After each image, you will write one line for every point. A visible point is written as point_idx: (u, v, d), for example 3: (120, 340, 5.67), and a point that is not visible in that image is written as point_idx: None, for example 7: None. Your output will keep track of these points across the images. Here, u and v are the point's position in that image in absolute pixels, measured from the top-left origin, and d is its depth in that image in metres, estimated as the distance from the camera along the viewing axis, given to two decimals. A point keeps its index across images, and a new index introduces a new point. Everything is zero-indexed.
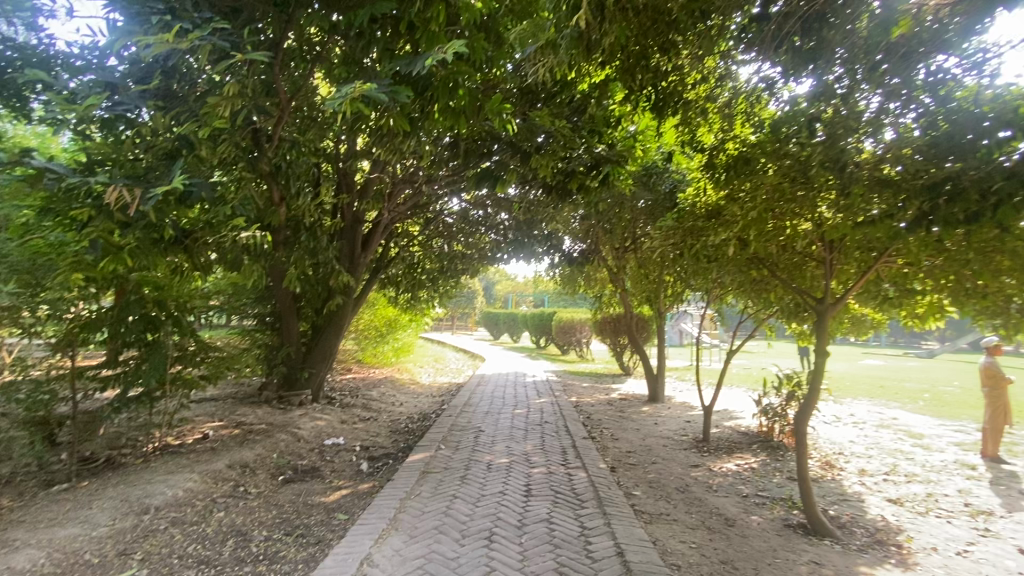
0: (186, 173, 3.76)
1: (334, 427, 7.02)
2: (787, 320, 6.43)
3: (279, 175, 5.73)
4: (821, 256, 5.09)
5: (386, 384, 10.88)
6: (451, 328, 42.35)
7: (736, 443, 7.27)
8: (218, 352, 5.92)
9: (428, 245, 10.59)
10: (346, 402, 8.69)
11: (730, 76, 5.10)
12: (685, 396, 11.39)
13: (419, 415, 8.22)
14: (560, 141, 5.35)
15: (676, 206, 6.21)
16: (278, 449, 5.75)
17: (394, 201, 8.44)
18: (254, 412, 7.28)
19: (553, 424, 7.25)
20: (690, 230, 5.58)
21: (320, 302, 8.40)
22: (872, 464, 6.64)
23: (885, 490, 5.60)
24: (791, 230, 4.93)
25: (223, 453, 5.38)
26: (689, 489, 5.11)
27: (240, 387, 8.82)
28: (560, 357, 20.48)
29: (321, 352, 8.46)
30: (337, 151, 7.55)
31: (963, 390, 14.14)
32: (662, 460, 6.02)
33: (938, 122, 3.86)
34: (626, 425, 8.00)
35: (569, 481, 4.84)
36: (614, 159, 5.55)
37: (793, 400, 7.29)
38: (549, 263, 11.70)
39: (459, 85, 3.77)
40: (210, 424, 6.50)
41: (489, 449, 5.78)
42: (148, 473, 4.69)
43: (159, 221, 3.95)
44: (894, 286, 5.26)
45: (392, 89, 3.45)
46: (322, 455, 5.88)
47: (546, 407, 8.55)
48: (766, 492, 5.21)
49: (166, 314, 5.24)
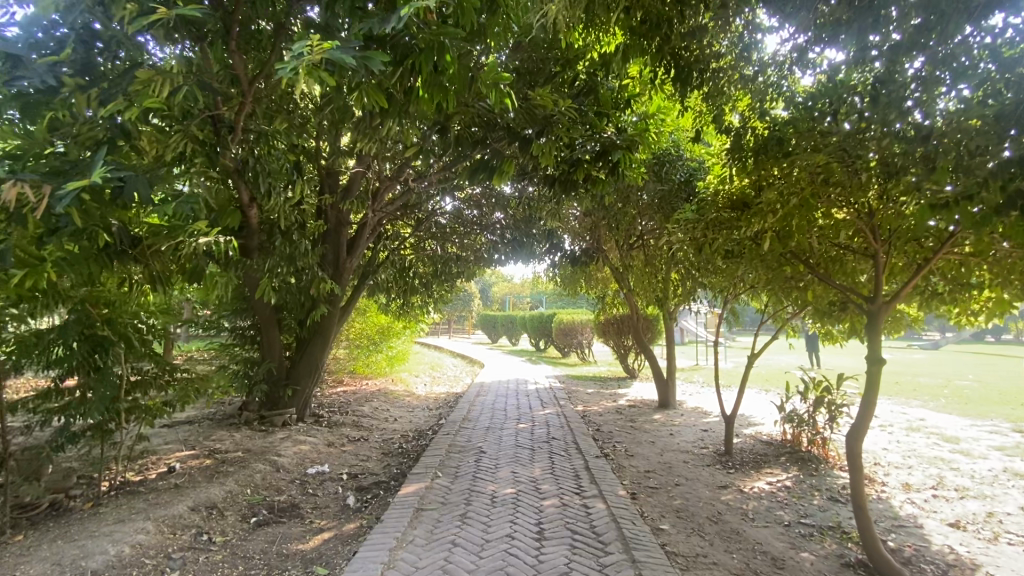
0: (116, 166, 3.08)
1: (319, 451, 6.34)
2: (818, 321, 5.81)
3: (246, 173, 5.07)
4: (867, 249, 4.48)
5: (379, 397, 10.20)
6: (448, 332, 41.71)
7: (762, 455, 6.64)
8: (184, 374, 5.23)
9: (421, 247, 9.96)
10: (335, 421, 8.01)
11: (755, 47, 4.45)
12: (696, 401, 10.75)
13: (415, 433, 7.55)
14: (563, 125, 4.71)
15: (694, 197, 5.62)
16: (254, 484, 5.07)
17: (381, 200, 7.82)
18: (231, 438, 6.58)
19: (562, 440, 6.61)
20: (715, 222, 4.97)
21: (303, 312, 7.73)
22: (915, 476, 6.03)
23: (940, 511, 4.97)
24: (830, 218, 4.37)
25: (187, 491, 4.69)
26: (723, 519, 4.46)
27: (219, 408, 8.12)
28: (561, 360, 19.85)
29: (306, 367, 7.80)
30: (317, 147, 6.92)
31: (981, 385, 13.54)
32: (687, 481, 5.38)
33: (1004, 90, 3.19)
34: (639, 437, 7.35)
35: (586, 516, 4.17)
36: (625, 145, 4.89)
37: (822, 407, 6.63)
38: (548, 263, 11.10)
39: (447, 52, 3.11)
40: (179, 454, 5.80)
41: (493, 476, 5.12)
42: (94, 523, 3.99)
43: (88, 226, 3.26)
44: (943, 280, 4.65)
45: (363, 54, 2.75)
46: (304, 488, 5.20)
47: (552, 419, 7.91)
48: (810, 518, 4.57)
49: (117, 336, 4.56)
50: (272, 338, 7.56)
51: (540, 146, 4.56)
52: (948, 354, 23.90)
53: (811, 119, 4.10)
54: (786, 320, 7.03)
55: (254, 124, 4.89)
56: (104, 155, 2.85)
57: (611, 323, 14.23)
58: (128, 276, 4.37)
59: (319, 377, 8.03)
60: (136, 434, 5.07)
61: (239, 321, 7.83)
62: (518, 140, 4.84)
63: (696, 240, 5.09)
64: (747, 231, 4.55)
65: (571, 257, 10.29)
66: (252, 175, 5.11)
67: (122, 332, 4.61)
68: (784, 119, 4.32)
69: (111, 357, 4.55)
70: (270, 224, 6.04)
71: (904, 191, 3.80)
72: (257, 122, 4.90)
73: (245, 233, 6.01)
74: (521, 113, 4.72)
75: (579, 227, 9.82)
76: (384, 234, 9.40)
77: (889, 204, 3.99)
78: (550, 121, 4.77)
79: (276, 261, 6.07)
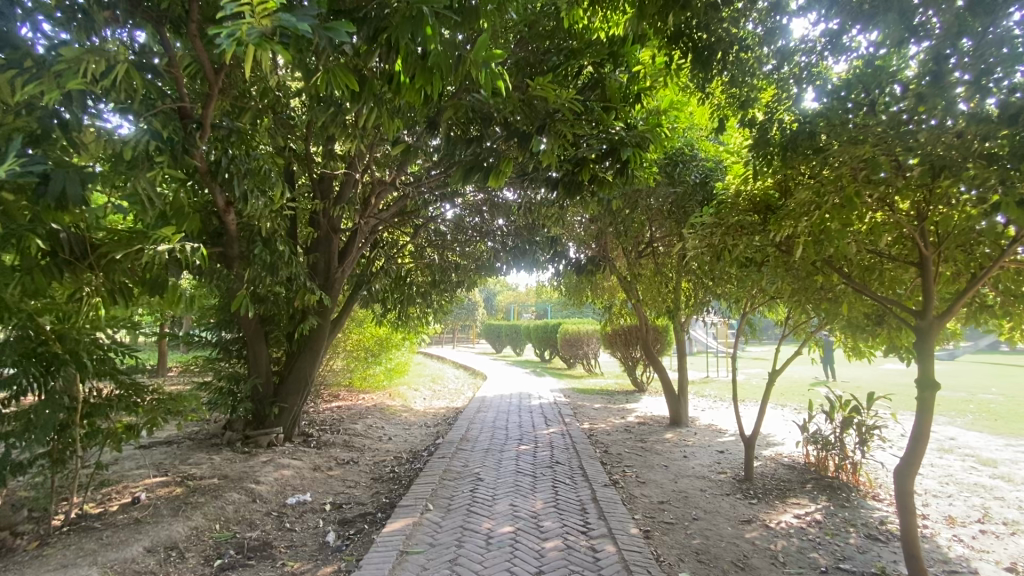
0: (41, 161, 2.62)
1: (303, 476, 5.85)
2: (848, 336, 5.27)
3: (217, 174, 4.65)
4: (911, 256, 3.98)
5: (375, 413, 9.69)
6: (451, 342, 41.26)
7: (785, 481, 6.09)
8: (154, 394, 4.80)
9: (419, 256, 9.52)
10: (324, 441, 7.51)
11: (779, 32, 4.01)
12: (710, 417, 10.16)
13: (409, 455, 7.04)
14: (566, 120, 4.23)
15: (711, 200, 5.13)
16: (224, 517, 4.59)
17: (374, 207, 7.39)
18: (209, 461, 6.11)
19: (567, 464, 6.09)
20: (736, 226, 4.50)
21: (292, 325, 7.29)
22: (958, 507, 5.45)
23: (993, 552, 4.40)
24: (871, 221, 3.86)
25: (148, 528, 4.21)
26: (750, 564, 3.91)
27: (203, 427, 7.66)
28: (567, 371, 19.28)
29: (295, 383, 7.33)
30: (305, 149, 6.50)
31: (1008, 400, 12.84)
32: (706, 515, 4.84)
33: None
34: (650, 460, 6.81)
35: (595, 562, 3.64)
36: (635, 142, 4.44)
37: (851, 429, 6.08)
38: (552, 272, 10.62)
39: (430, 26, 2.65)
40: (148, 481, 5.35)
41: (489, 510, 4.59)
42: (32, 568, 3.51)
43: (17, 232, 2.81)
44: (996, 291, 4.13)
45: (327, 25, 2.31)
46: (280, 521, 4.71)
47: (556, 439, 7.38)
48: (849, 563, 4.02)
49: (70, 353, 4.17)
50: (258, 353, 7.12)
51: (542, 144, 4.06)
52: (966, 365, 23.12)
53: (845, 111, 3.67)
54: (811, 333, 6.49)
55: (225, 120, 4.48)
56: (20, 143, 2.38)
57: (619, 334, 13.69)
58: (79, 289, 3.90)
59: (309, 394, 7.56)
60: (96, 463, 4.64)
61: (224, 334, 7.40)
62: (516, 137, 4.36)
63: (715, 245, 4.63)
64: (776, 236, 4.07)
65: (576, 266, 9.80)
66: (225, 178, 4.69)
67: (77, 350, 4.20)
68: (815, 110, 3.89)
69: (64, 377, 4.13)
70: (250, 231, 5.58)
71: (965, 189, 3.30)
72: (227, 118, 4.48)
73: (224, 241, 5.56)
74: (521, 109, 4.27)
75: (584, 235, 9.35)
76: (379, 241, 8.97)
77: (942, 204, 3.49)
78: (551, 116, 4.28)
79: (256, 270, 5.63)
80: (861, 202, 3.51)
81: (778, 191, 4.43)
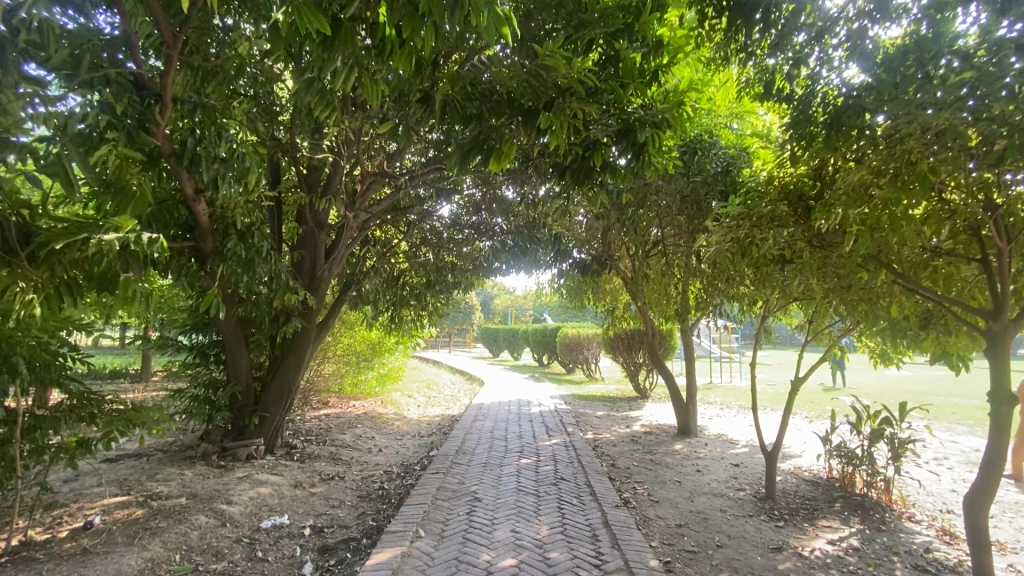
0: None
1: (282, 495, 5.30)
2: (887, 341, 4.75)
3: (182, 156, 4.13)
4: (976, 248, 3.47)
5: (365, 422, 9.13)
6: (447, 346, 40.71)
7: (811, 500, 5.57)
8: (112, 406, 4.29)
9: (414, 255, 9.01)
10: (309, 453, 6.95)
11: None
12: (719, 426, 9.64)
13: (400, 469, 6.49)
14: (577, 95, 3.73)
15: (738, 188, 4.65)
16: (188, 545, 4.04)
17: (365, 201, 6.89)
18: (179, 477, 5.55)
19: (573, 482, 5.55)
20: (768, 215, 4.02)
21: (274, 327, 6.75)
22: (1005, 530, 4.93)
23: None
24: (934, 206, 3.34)
25: (95, 560, 3.66)
26: None
27: (177, 438, 7.10)
28: (566, 377, 18.74)
29: (277, 390, 6.79)
30: (289, 137, 6.00)
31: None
32: (731, 542, 4.31)
33: None
34: (662, 475, 6.28)
35: None
36: (654, 121, 3.98)
37: (881, 442, 5.58)
38: (553, 273, 10.11)
39: None
40: (107, 502, 4.80)
41: (489, 538, 4.05)
42: None
43: None
44: None
45: None
46: (251, 549, 4.16)
47: (560, 451, 6.85)
48: None
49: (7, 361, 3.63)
50: (238, 358, 6.60)
51: (551, 120, 3.52)
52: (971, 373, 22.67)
53: (899, 81, 3.22)
54: (837, 338, 6.00)
55: (190, 93, 3.96)
56: None
57: (621, 339, 13.20)
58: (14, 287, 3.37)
59: (293, 402, 7.02)
60: (41, 483, 4.09)
61: (201, 338, 6.84)
62: (521, 114, 3.86)
63: (744, 235, 4.14)
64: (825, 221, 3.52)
65: (580, 266, 9.17)
66: (192, 160, 4.16)
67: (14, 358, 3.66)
68: (864, 82, 3.45)
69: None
70: (224, 223, 5.04)
71: None
72: (194, 92, 3.97)
73: (195, 235, 5.04)
74: (522, 79, 3.68)
75: (587, 234, 8.87)
76: (370, 239, 8.44)
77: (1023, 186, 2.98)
78: (562, 92, 3.76)
79: (231, 267, 5.08)
80: (928, 183, 2.98)
81: (813, 177, 3.99)
